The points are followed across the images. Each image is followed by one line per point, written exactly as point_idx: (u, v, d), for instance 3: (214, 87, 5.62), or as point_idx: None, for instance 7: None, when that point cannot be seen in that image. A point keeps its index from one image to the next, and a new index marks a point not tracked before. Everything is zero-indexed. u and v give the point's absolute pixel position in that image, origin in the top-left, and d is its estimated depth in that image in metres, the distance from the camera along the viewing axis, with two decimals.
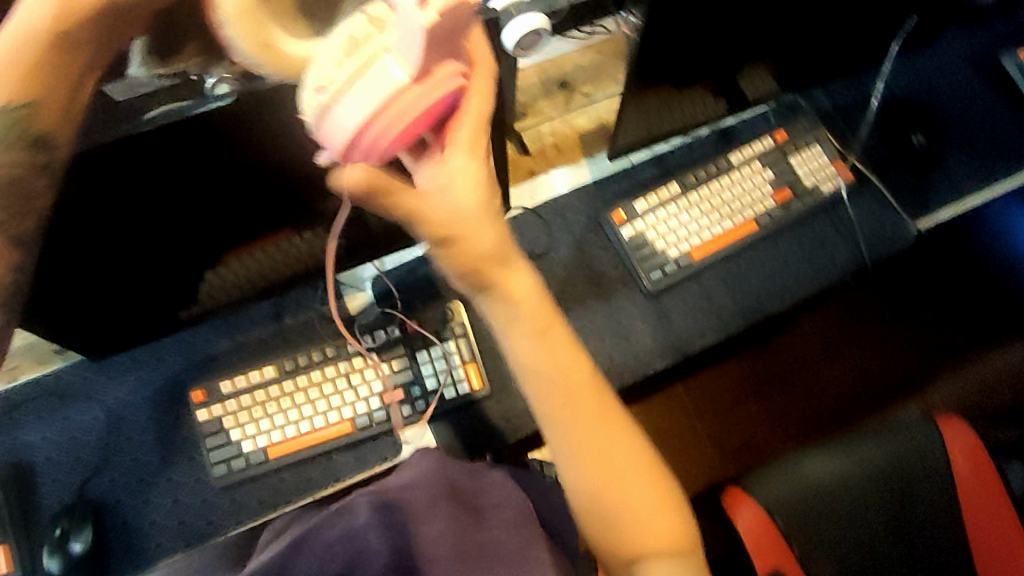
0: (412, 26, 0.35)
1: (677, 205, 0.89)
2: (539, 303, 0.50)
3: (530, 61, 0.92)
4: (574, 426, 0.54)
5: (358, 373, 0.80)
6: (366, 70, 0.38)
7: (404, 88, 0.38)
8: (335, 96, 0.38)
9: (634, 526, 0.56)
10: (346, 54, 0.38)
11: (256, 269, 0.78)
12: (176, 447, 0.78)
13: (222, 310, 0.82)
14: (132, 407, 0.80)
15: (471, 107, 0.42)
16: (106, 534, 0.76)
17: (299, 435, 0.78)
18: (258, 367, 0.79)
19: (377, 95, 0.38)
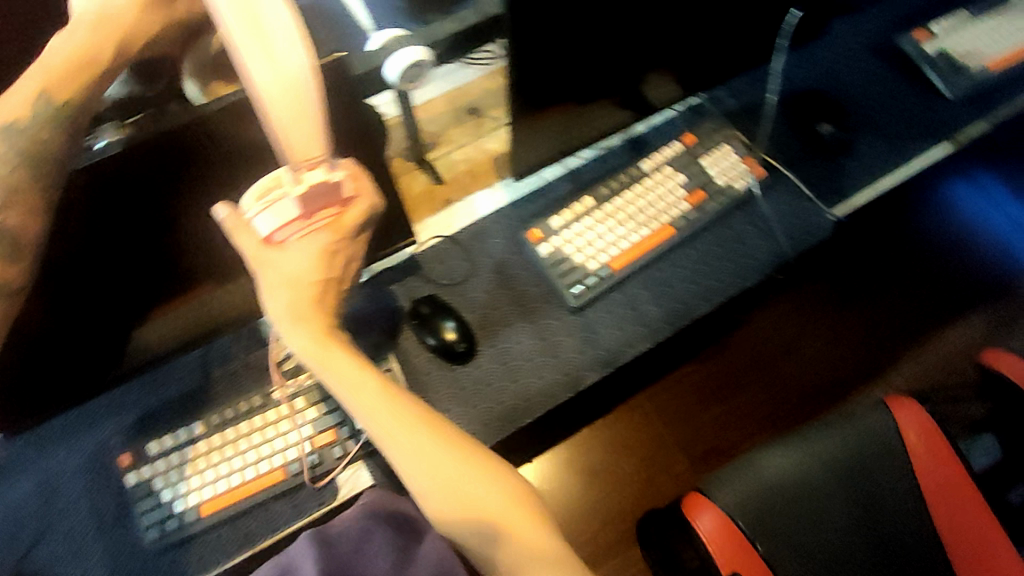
0: (296, 192, 0.56)
1: (591, 218, 0.90)
2: (319, 333, 0.59)
3: (440, 91, 0.96)
4: (376, 429, 0.59)
5: (287, 419, 0.80)
6: (273, 204, 0.58)
7: (293, 220, 0.58)
8: (252, 215, 0.59)
9: (465, 514, 0.57)
10: (264, 193, 0.58)
11: (177, 322, 0.80)
12: (109, 513, 0.77)
13: (144, 369, 0.82)
14: (65, 477, 0.79)
15: (353, 223, 0.60)
16: None
17: (232, 487, 0.77)
18: (184, 425, 0.80)
19: (270, 224, 0.58)
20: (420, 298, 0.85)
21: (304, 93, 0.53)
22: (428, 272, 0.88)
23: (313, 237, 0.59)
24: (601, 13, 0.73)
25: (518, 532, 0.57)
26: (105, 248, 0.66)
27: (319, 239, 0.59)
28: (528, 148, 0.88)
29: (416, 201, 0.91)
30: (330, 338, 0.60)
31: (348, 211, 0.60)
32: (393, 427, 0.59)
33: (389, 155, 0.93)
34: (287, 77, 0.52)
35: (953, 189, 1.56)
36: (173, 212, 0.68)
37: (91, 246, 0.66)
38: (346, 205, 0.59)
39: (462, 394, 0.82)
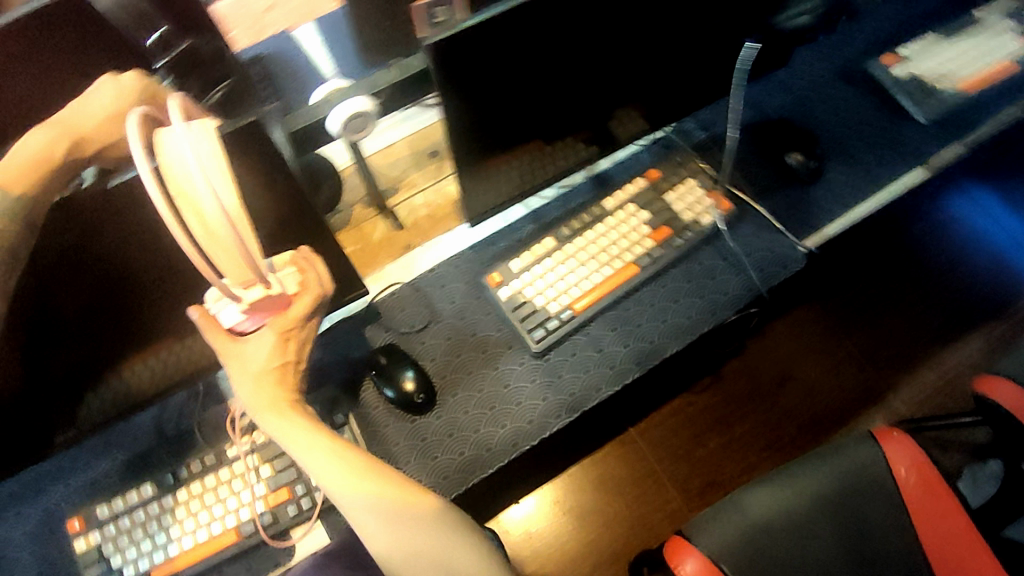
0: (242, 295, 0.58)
1: (551, 258, 0.87)
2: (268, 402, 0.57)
3: (401, 135, 0.95)
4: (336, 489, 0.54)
5: (240, 478, 0.78)
6: (227, 304, 0.59)
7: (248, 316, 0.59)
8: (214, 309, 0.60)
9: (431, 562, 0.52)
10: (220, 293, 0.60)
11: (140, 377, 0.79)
12: (61, 575, 0.75)
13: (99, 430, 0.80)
14: (18, 541, 0.77)
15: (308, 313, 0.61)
16: None
17: (184, 550, 0.75)
18: (134, 487, 0.78)
19: (231, 318, 0.60)
20: (381, 349, 0.82)
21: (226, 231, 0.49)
22: (388, 320, 0.86)
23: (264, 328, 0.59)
24: (558, 68, 0.73)
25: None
26: (42, 313, 0.65)
27: (269, 328, 0.59)
28: (484, 193, 0.86)
29: (375, 248, 0.91)
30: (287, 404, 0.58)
31: (301, 304, 0.60)
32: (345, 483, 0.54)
33: (349, 206, 0.92)
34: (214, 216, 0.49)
35: (948, 205, 1.53)
36: (118, 276, 0.67)
37: (37, 309, 0.65)
38: (298, 298, 0.60)
39: (422, 446, 0.80)
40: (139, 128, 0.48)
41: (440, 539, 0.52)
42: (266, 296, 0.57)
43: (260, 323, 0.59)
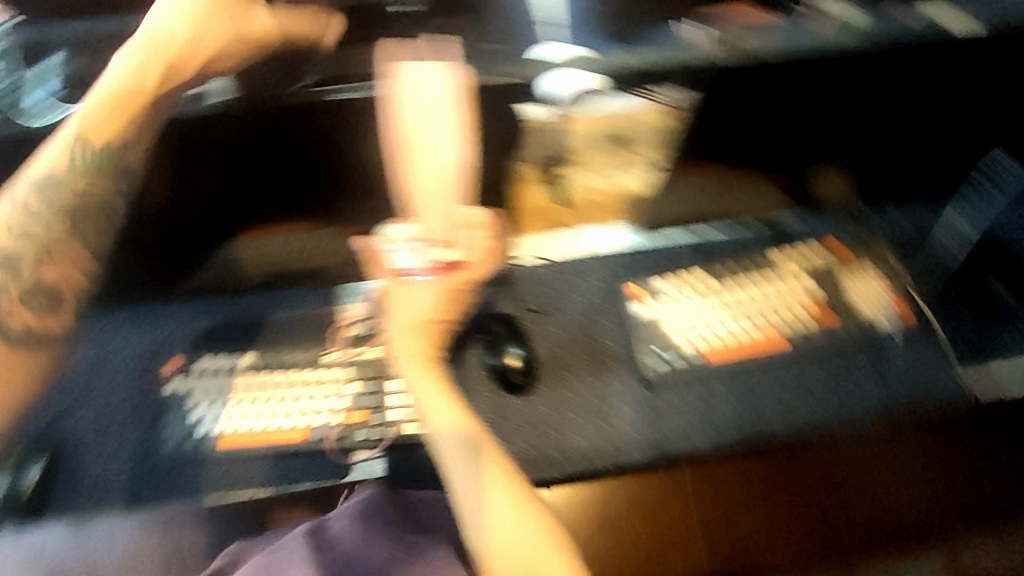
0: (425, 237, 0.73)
1: (702, 297, 0.84)
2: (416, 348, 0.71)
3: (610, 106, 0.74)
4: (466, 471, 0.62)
5: (329, 385, 0.78)
6: (416, 250, 0.74)
7: (433, 261, 0.73)
8: (397, 249, 0.75)
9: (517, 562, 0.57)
10: (411, 232, 0.75)
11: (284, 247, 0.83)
12: (143, 407, 0.78)
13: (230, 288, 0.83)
14: (115, 360, 0.79)
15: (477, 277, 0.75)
16: (58, 473, 0.75)
17: (257, 431, 0.76)
18: (236, 353, 0.80)
19: (406, 263, 0.74)
20: (499, 313, 0.82)
21: (448, 182, 0.71)
22: (518, 292, 0.84)
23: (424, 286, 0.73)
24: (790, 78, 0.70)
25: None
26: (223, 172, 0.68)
27: (429, 281, 0.73)
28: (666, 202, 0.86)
29: (531, 212, 0.83)
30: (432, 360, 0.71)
31: (475, 261, 0.74)
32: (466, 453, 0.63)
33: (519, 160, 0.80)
34: (439, 167, 0.71)
35: None
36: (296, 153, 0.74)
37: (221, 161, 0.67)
38: (472, 261, 0.74)
39: (499, 423, 0.79)
40: (388, 75, 0.68)
41: (540, 538, 0.58)
42: (456, 258, 0.73)
43: (432, 277, 0.73)
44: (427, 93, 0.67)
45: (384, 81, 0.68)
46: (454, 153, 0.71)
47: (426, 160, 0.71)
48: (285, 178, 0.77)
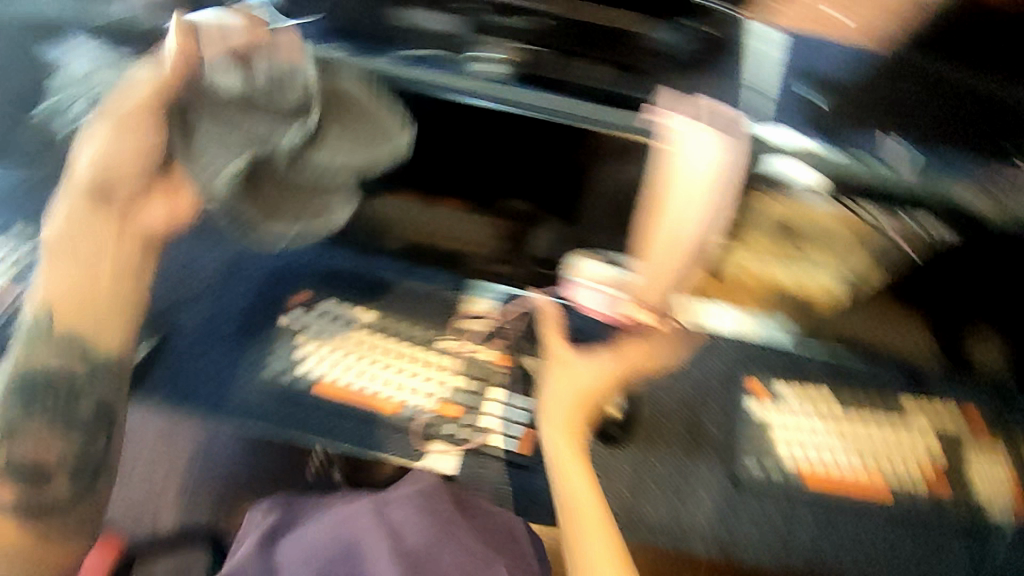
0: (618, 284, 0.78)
1: (825, 420, 0.80)
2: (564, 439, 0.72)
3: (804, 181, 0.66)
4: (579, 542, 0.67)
5: (437, 370, 0.78)
6: (595, 291, 0.79)
7: (614, 302, 0.77)
8: (583, 280, 0.79)
9: None
10: (598, 269, 0.79)
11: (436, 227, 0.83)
12: (254, 327, 0.79)
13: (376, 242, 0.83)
14: (245, 274, 0.82)
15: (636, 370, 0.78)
16: (159, 359, 0.77)
17: (352, 385, 0.76)
18: (362, 307, 0.81)
19: (586, 299, 0.80)
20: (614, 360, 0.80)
21: (682, 233, 0.70)
22: None
23: (586, 364, 0.76)
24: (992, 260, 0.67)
25: None
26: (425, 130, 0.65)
27: (598, 359, 0.76)
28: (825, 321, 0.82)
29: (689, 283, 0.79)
30: (576, 444, 0.72)
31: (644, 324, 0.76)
32: (597, 530, 0.67)
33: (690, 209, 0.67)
34: (681, 214, 0.70)
35: None
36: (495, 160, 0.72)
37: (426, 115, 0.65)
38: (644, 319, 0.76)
39: None
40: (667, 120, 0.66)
41: None
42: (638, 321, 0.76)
43: (595, 360, 0.77)
44: (694, 167, 0.67)
45: (655, 123, 0.66)
46: (698, 212, 0.69)
47: (682, 198, 0.69)
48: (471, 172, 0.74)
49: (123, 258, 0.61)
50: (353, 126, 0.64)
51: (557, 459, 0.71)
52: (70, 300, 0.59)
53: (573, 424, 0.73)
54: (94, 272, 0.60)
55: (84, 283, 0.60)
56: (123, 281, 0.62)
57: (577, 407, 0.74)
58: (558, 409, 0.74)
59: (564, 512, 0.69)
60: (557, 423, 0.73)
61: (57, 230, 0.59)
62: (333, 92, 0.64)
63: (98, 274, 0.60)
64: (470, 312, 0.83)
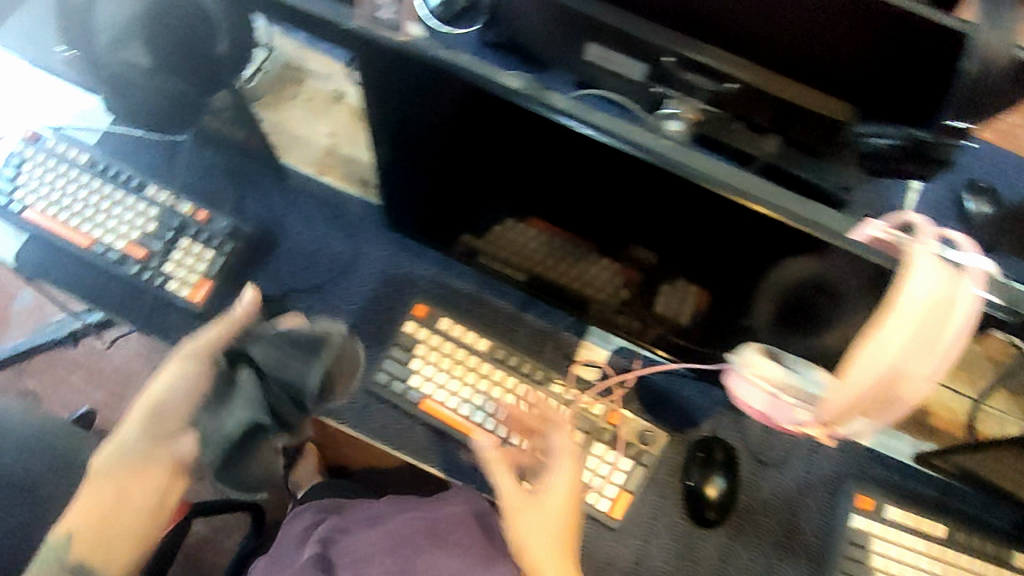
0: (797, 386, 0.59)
1: (931, 552, 0.75)
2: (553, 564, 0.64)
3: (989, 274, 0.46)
4: None
5: (544, 414, 0.74)
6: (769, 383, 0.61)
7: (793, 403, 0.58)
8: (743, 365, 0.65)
9: None
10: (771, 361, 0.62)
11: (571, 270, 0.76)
12: (369, 326, 0.79)
13: (505, 263, 0.80)
14: (368, 270, 0.81)
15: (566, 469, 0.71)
16: None
17: (458, 412, 0.74)
18: (478, 333, 0.77)
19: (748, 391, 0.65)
20: (722, 441, 0.77)
21: (898, 381, 0.44)
22: (749, 430, 0.78)
23: (558, 483, 0.69)
24: None
25: None
26: (592, 185, 0.57)
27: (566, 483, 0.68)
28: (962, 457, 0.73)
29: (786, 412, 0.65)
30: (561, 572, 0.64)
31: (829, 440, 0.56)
32: None
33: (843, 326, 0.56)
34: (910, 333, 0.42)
35: None
36: (652, 211, 0.57)
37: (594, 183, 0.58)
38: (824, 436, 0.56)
39: (669, 543, 0.75)
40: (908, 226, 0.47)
41: None
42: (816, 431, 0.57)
43: (563, 468, 0.69)
44: (925, 296, 0.42)
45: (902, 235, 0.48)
46: (925, 359, 0.43)
47: (894, 326, 0.42)
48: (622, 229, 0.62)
49: (151, 496, 0.69)
50: (500, 165, 0.61)
51: (516, 511, 0.68)
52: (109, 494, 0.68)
53: (565, 492, 0.68)
54: (121, 506, 0.68)
55: (135, 459, 0.69)
56: (146, 515, 0.69)
57: (574, 467, 0.69)
58: (557, 474, 0.70)
59: (520, 558, 0.65)
60: (544, 494, 0.68)
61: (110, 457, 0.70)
62: (494, 126, 0.57)
63: (121, 514, 0.68)
64: (581, 356, 0.79)
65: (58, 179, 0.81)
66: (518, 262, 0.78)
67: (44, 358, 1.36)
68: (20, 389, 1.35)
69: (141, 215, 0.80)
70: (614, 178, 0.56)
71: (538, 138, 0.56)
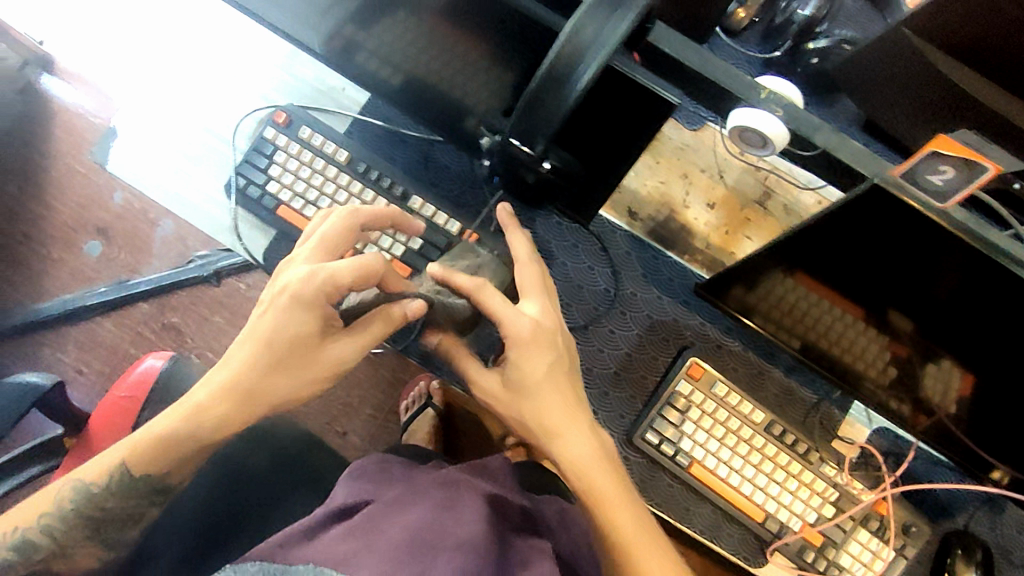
0: None
1: None
2: (589, 450, 0.60)
3: None
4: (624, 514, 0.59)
5: (808, 489, 0.74)
6: None
7: None
8: None
9: None
10: None
11: (841, 342, 0.72)
12: (631, 375, 0.78)
13: (767, 327, 0.76)
14: (633, 314, 0.79)
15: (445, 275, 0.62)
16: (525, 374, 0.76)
17: (726, 481, 0.74)
18: (752, 403, 0.75)
19: None
20: (987, 547, 0.73)
21: None
22: (1002, 530, 0.75)
23: (490, 300, 0.61)
24: None
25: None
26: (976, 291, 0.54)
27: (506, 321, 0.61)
28: None
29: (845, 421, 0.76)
30: (562, 422, 0.61)
31: None
32: (625, 499, 0.59)
33: None
34: None
35: None
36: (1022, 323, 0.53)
37: (968, 284, 0.53)
38: None
39: None
40: None
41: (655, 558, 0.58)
42: None
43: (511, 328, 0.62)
44: None
45: None
46: None
47: None
48: (969, 325, 0.58)
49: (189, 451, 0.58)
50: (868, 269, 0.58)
51: (502, 405, 0.63)
52: (171, 459, 0.58)
53: (550, 364, 0.61)
54: (188, 450, 0.58)
55: (185, 437, 0.57)
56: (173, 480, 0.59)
57: (563, 355, 0.63)
58: (526, 306, 0.64)
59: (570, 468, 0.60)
60: (514, 352, 0.61)
61: (219, 378, 0.58)
62: (878, 226, 0.53)
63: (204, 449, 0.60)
64: (844, 433, 0.77)
65: (313, 176, 0.77)
66: (789, 326, 0.74)
67: (188, 294, 1.29)
68: (164, 323, 1.28)
69: (396, 223, 0.75)
70: (991, 292, 0.52)
71: (929, 243, 0.52)
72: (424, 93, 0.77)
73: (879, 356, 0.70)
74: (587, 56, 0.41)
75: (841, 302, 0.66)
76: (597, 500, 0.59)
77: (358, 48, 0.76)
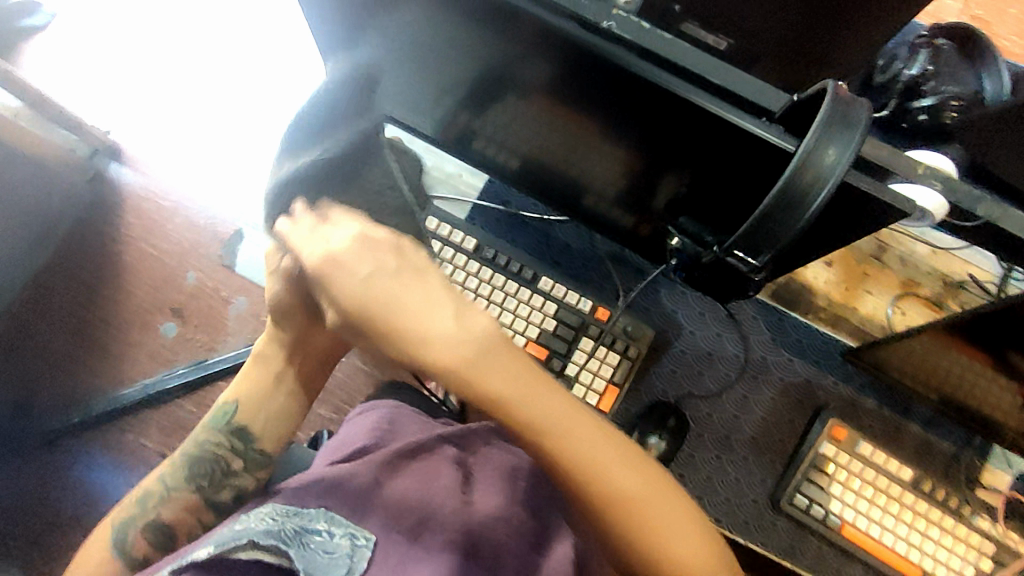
0: None
1: None
2: (454, 326, 0.44)
3: None
4: (538, 402, 0.44)
5: (963, 544, 0.74)
6: None
7: None
8: None
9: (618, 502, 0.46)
10: None
11: (973, 392, 0.71)
12: (768, 440, 0.78)
13: (899, 378, 0.76)
14: (765, 379, 0.79)
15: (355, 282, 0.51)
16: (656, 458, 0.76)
17: (879, 539, 0.74)
18: (898, 461, 0.76)
19: None
20: None
21: None
22: None
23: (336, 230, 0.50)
24: None
25: (614, 491, 0.46)
26: None
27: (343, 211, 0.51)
28: None
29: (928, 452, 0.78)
30: (423, 300, 0.44)
31: None
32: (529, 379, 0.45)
33: None
34: None
35: None
36: None
37: None
38: None
39: None
40: None
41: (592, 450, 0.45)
42: None
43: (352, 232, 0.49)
44: None
45: None
46: None
47: None
48: None
49: (274, 398, 0.77)
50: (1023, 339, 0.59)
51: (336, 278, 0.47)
52: (250, 403, 0.76)
53: (370, 251, 0.47)
54: (272, 393, 0.77)
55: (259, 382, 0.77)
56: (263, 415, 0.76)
57: (390, 252, 0.47)
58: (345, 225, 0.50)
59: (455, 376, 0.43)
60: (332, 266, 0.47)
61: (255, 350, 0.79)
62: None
63: (284, 383, 0.77)
64: (986, 481, 0.76)
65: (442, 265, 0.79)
66: (923, 380, 0.74)
67: None
68: None
69: (531, 306, 0.78)
70: None
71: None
72: (540, 171, 0.77)
73: (1012, 406, 0.69)
74: (825, 178, 0.41)
75: (976, 361, 0.66)
76: (508, 404, 0.44)
77: (473, 136, 0.78)
